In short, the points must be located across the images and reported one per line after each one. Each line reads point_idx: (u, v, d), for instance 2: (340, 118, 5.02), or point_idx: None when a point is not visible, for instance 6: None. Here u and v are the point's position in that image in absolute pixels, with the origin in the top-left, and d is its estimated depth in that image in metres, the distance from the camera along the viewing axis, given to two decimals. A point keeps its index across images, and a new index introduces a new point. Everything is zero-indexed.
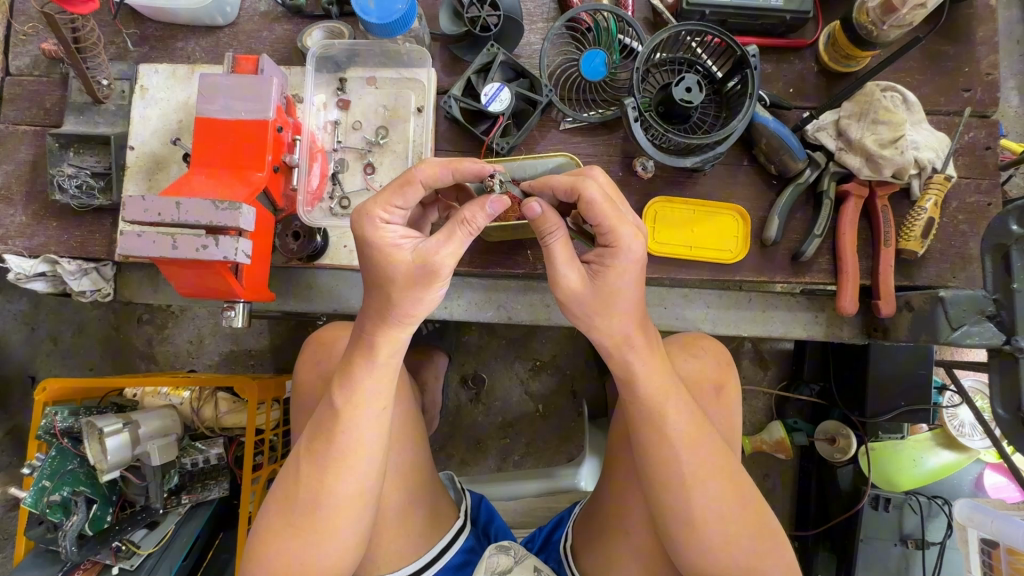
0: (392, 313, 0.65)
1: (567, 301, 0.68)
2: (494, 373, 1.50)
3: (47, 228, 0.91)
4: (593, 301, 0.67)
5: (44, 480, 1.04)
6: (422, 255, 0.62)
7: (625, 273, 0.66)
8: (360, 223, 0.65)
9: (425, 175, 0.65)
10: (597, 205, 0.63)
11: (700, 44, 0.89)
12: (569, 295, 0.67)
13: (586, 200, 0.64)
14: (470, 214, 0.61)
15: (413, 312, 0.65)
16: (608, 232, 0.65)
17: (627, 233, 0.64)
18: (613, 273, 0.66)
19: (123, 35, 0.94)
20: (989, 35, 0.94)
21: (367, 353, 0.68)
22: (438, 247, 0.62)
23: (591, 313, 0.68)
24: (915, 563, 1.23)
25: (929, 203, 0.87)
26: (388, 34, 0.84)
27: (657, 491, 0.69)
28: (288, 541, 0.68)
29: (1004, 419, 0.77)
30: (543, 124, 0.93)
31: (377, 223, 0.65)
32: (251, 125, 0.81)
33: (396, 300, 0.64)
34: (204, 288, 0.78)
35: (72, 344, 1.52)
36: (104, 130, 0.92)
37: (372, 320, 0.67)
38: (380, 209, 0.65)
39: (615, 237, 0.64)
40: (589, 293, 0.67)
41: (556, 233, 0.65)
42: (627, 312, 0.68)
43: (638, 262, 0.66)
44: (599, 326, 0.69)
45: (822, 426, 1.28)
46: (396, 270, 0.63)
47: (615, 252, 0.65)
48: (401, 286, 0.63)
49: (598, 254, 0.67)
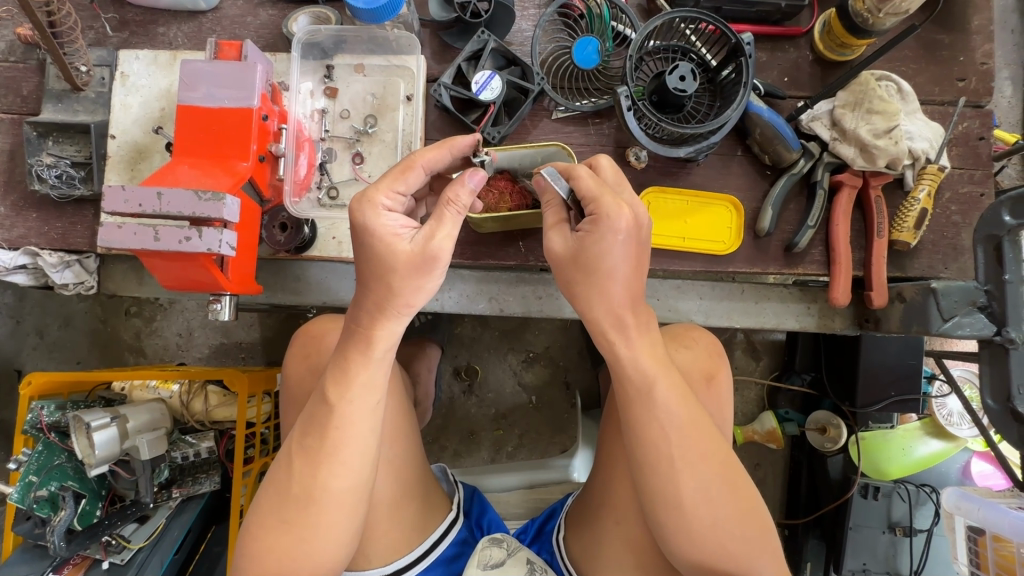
0: (391, 303, 0.65)
1: (554, 269, 0.71)
2: (486, 364, 1.49)
3: (27, 220, 0.89)
4: (575, 267, 0.68)
5: (31, 475, 1.03)
6: (423, 241, 0.63)
7: (605, 245, 0.66)
8: (361, 209, 0.65)
9: (425, 159, 0.68)
10: (580, 180, 0.68)
11: (695, 31, 0.88)
12: (552, 259, 0.71)
13: (573, 176, 0.69)
14: (454, 194, 0.65)
15: (412, 301, 0.66)
16: (590, 202, 0.67)
17: (609, 203, 0.66)
18: (592, 242, 0.66)
19: (101, 20, 0.91)
20: (984, 24, 0.93)
21: (363, 348, 0.67)
22: (436, 231, 0.64)
23: (574, 281, 0.69)
24: (902, 549, 1.25)
25: (922, 194, 0.88)
26: (375, 20, 0.82)
27: (646, 475, 0.68)
28: (280, 538, 0.67)
29: (993, 409, 0.81)
30: (535, 113, 0.92)
31: (378, 209, 0.65)
32: (235, 114, 0.79)
33: (397, 289, 0.64)
34: (188, 280, 0.77)
35: (57, 337, 1.49)
36: (84, 118, 0.90)
37: (370, 313, 0.66)
38: (383, 195, 0.66)
39: (596, 207, 0.66)
40: (570, 259, 0.69)
41: (550, 205, 0.73)
42: (610, 290, 0.68)
43: (620, 235, 0.66)
44: (579, 295, 0.70)
45: (815, 416, 1.30)
46: (399, 259, 0.64)
47: (595, 221, 0.66)
48: (403, 275, 0.64)
49: (583, 225, 0.68)
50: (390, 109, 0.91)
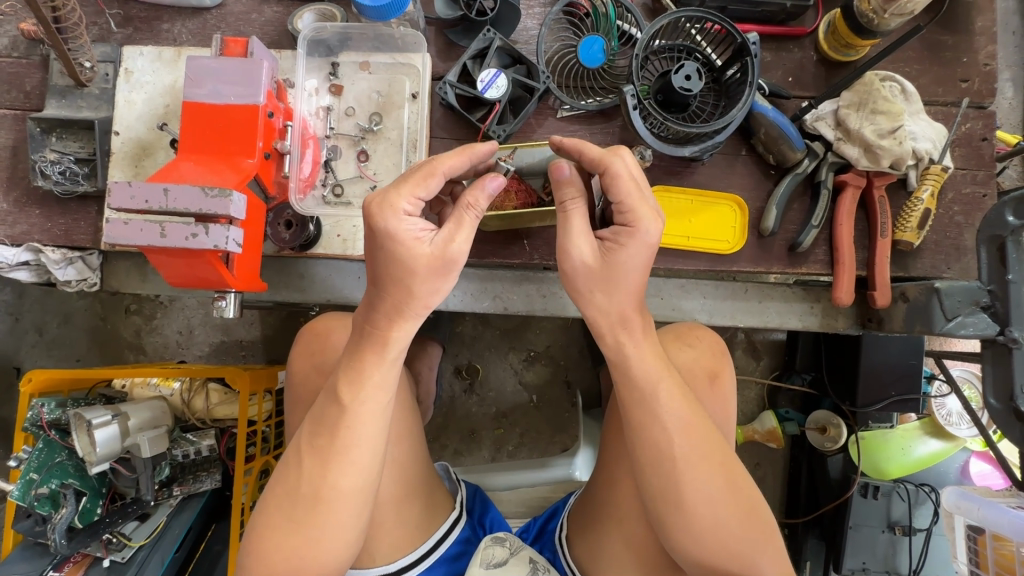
0: (409, 306, 0.66)
1: (571, 274, 0.68)
2: (487, 363, 1.50)
3: (30, 216, 0.89)
4: (600, 277, 0.67)
5: (32, 472, 1.02)
6: (440, 244, 0.64)
7: (637, 256, 0.67)
8: (381, 213, 0.63)
9: (447, 166, 0.66)
10: (621, 181, 0.66)
11: (700, 31, 0.88)
12: (574, 267, 0.68)
13: (612, 177, 0.67)
14: (473, 198, 0.65)
15: (430, 303, 0.66)
16: (627, 211, 0.66)
17: (647, 215, 0.66)
18: (626, 252, 0.66)
19: (105, 16, 0.91)
20: (988, 26, 0.93)
21: (379, 347, 0.67)
22: (454, 234, 0.64)
23: (593, 287, 0.68)
24: (902, 548, 1.25)
25: (926, 194, 0.88)
26: (382, 17, 0.82)
27: (648, 476, 0.69)
28: (286, 537, 0.67)
29: (994, 407, 0.82)
30: (540, 112, 0.92)
31: (400, 214, 0.64)
32: (241, 111, 0.79)
33: (416, 291, 0.65)
34: (194, 277, 0.76)
35: (56, 335, 1.49)
36: (87, 114, 0.89)
37: (387, 314, 0.66)
38: (404, 200, 0.64)
39: (634, 218, 0.66)
40: (597, 267, 0.67)
41: (575, 201, 0.68)
42: (627, 293, 0.68)
43: (651, 248, 0.67)
44: (593, 304, 0.69)
45: (815, 415, 1.30)
46: (418, 262, 0.63)
47: (632, 233, 0.66)
48: (423, 278, 0.64)
49: (614, 232, 0.68)
50: (395, 107, 0.91)
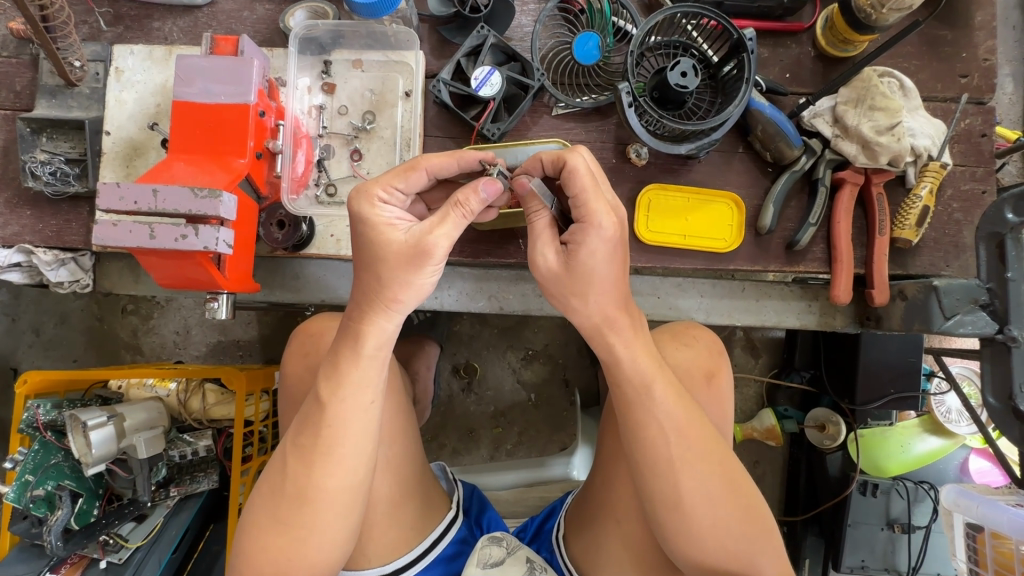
0: (380, 295, 0.65)
1: (544, 281, 0.70)
2: (485, 361, 1.49)
3: (21, 218, 0.88)
4: (566, 281, 0.68)
5: (27, 474, 1.02)
6: (417, 235, 0.63)
7: (596, 253, 0.66)
8: (358, 200, 0.66)
9: (430, 163, 0.67)
10: (577, 176, 0.65)
11: (695, 27, 0.87)
12: (544, 274, 0.69)
13: (568, 173, 0.65)
14: (464, 197, 0.63)
15: (400, 296, 0.65)
16: (582, 208, 0.65)
17: (600, 209, 0.65)
18: (585, 252, 0.66)
19: (95, 14, 0.90)
20: (987, 20, 0.92)
21: (352, 344, 0.67)
22: (434, 227, 0.63)
23: (566, 294, 0.69)
24: (902, 545, 1.25)
25: (925, 191, 0.87)
26: (373, 14, 0.82)
27: (645, 477, 0.68)
28: (274, 538, 0.66)
29: (994, 406, 0.81)
30: (535, 109, 0.91)
31: (375, 203, 0.66)
32: (232, 110, 0.78)
33: (385, 281, 0.64)
34: (184, 279, 0.76)
35: (53, 335, 1.48)
36: (78, 114, 0.89)
37: (361, 306, 0.66)
38: (380, 188, 0.66)
39: (588, 214, 0.65)
40: (562, 273, 0.68)
41: (539, 210, 0.69)
42: (608, 293, 0.68)
43: (610, 243, 0.66)
44: (575, 307, 0.69)
45: (812, 413, 1.30)
46: (389, 249, 0.64)
47: (587, 230, 0.65)
48: (393, 266, 0.64)
49: (572, 234, 0.67)
50: (389, 105, 0.90)
